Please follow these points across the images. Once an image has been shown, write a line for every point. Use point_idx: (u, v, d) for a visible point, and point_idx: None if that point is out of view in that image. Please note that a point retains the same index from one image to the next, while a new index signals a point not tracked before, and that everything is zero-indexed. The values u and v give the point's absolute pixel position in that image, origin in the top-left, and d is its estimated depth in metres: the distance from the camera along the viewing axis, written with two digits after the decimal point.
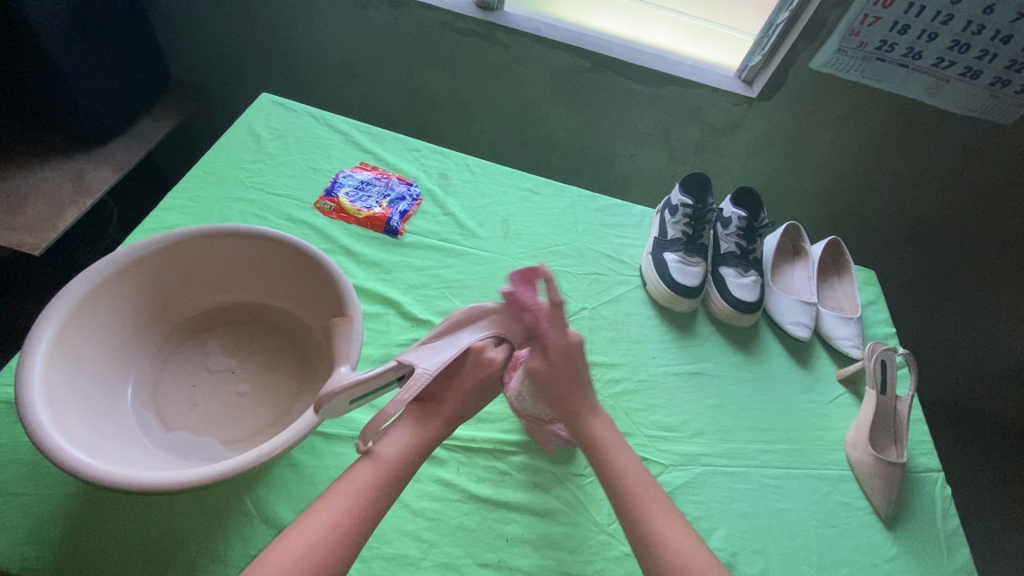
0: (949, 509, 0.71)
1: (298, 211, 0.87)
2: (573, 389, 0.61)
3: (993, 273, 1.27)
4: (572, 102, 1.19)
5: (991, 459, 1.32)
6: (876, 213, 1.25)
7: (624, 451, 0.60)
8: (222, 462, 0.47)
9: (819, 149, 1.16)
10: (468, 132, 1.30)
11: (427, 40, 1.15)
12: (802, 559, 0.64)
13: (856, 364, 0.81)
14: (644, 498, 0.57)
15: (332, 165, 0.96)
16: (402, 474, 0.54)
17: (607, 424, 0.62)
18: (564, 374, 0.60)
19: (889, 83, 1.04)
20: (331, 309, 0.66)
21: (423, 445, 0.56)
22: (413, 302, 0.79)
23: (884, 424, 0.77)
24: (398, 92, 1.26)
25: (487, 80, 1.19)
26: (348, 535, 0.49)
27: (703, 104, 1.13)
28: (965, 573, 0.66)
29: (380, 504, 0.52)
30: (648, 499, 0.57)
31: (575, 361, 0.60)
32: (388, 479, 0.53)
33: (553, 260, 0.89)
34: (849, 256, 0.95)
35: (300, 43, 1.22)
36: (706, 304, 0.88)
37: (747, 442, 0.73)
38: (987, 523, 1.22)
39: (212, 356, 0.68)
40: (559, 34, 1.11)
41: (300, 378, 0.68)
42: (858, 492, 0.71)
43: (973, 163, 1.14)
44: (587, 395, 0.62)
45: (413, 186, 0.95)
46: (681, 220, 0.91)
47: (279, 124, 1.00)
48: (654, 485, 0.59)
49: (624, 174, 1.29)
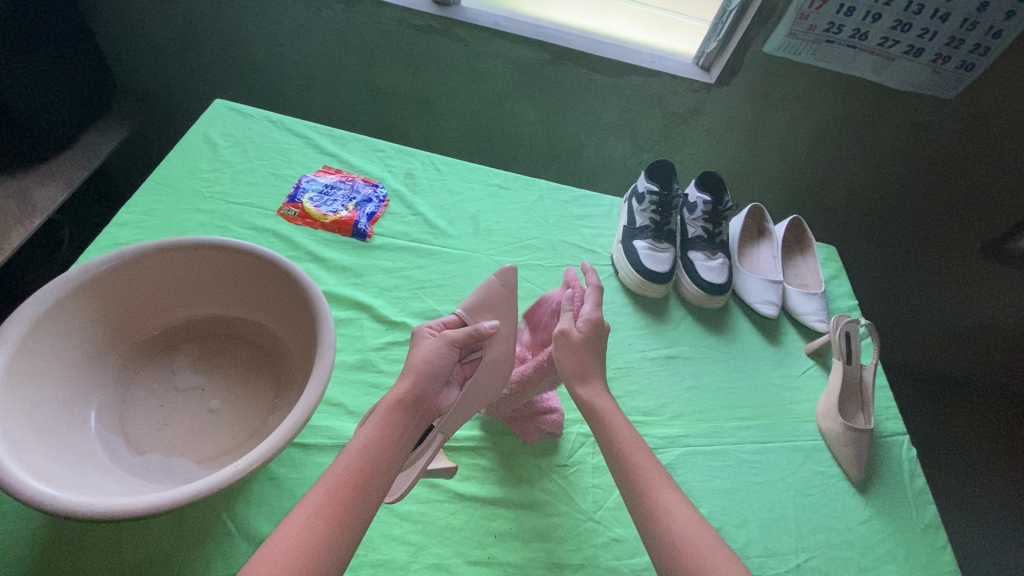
0: (915, 470, 0.74)
1: (261, 219, 0.85)
2: (585, 360, 0.62)
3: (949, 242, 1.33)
4: (535, 95, 1.19)
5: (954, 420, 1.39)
6: (833, 191, 1.29)
7: (626, 431, 0.59)
8: (202, 480, 0.46)
9: (778, 131, 1.19)
10: (433, 130, 1.28)
11: (385, 38, 1.14)
12: (782, 529, 0.66)
13: (823, 337, 0.84)
14: (645, 478, 0.55)
15: (294, 170, 0.93)
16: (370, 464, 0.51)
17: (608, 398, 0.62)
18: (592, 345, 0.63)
19: (838, 64, 1.07)
20: (306, 323, 0.64)
21: (384, 429, 0.54)
22: (387, 305, 0.78)
23: (852, 394, 0.80)
24: (359, 94, 1.24)
25: (448, 76, 1.18)
26: (332, 533, 0.47)
27: (663, 92, 1.14)
28: (933, 529, 0.69)
29: (358, 504, 0.49)
30: (652, 480, 0.55)
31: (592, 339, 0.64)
32: (365, 469, 0.51)
33: (524, 254, 0.89)
34: (810, 233, 0.98)
35: (253, 46, 1.19)
36: (678, 288, 0.89)
37: (724, 420, 0.75)
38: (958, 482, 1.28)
39: (179, 374, 0.66)
40: (517, 27, 1.11)
41: (274, 391, 0.66)
42: (831, 460, 0.73)
43: (921, 138, 1.18)
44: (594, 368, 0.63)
45: (378, 187, 0.93)
46: (648, 207, 0.92)
47: (236, 131, 0.97)
48: (655, 464, 0.57)
49: (591, 165, 1.30)
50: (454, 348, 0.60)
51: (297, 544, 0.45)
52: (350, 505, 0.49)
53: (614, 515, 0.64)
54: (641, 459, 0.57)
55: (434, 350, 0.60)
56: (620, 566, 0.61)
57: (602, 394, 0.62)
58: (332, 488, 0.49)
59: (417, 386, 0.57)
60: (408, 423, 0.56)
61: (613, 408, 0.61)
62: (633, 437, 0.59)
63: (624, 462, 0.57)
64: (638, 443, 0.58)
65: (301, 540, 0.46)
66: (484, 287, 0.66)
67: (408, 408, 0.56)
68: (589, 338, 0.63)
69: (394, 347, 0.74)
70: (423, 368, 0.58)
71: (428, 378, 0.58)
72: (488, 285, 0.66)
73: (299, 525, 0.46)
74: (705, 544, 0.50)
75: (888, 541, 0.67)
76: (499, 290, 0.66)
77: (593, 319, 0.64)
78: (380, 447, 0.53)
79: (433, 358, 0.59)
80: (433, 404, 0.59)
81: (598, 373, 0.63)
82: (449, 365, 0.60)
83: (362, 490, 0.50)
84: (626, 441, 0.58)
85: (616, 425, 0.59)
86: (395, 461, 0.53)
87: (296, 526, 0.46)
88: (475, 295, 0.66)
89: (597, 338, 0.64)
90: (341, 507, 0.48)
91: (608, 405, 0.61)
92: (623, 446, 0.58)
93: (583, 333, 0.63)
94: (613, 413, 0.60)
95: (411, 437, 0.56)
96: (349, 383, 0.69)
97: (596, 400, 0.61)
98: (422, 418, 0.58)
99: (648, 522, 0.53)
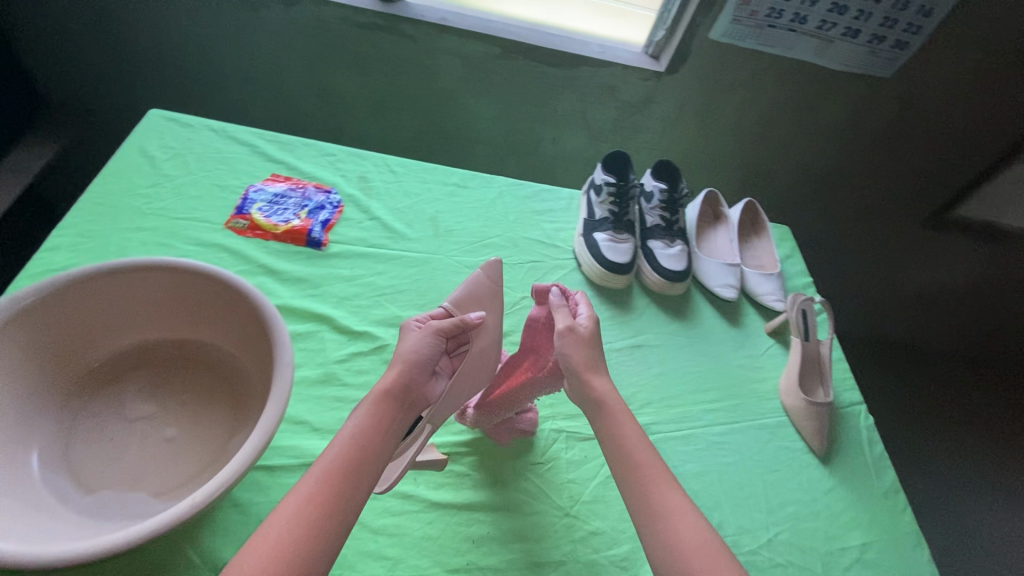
0: (874, 438, 0.77)
1: (208, 234, 0.81)
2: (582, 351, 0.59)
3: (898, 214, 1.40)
4: (487, 89, 1.17)
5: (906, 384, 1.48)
6: (785, 171, 1.33)
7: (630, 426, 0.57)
8: (180, 504, 0.44)
9: (728, 117, 1.21)
10: (386, 130, 1.26)
11: (329, 38, 1.10)
12: (753, 506, 0.68)
13: (781, 316, 0.87)
14: (647, 480, 0.53)
15: (240, 180, 0.90)
16: (358, 454, 0.50)
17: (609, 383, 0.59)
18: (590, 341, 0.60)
19: (781, 48, 1.09)
20: (262, 342, 0.61)
21: (373, 419, 0.52)
22: (347, 315, 0.76)
23: (811, 368, 0.83)
24: (306, 95, 1.20)
25: (398, 74, 1.15)
26: (320, 527, 0.45)
27: (615, 82, 1.15)
28: (893, 492, 0.72)
29: (344, 503, 0.47)
30: (653, 478, 0.53)
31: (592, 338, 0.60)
32: (355, 458, 0.49)
33: (487, 253, 0.89)
34: (764, 214, 1.00)
35: (188, 50, 1.13)
36: (640, 278, 0.90)
37: (692, 404, 0.76)
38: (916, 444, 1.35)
39: (129, 404, 0.63)
40: (464, 22, 1.09)
41: (232, 414, 0.63)
42: (795, 435, 0.76)
43: (863, 116, 1.23)
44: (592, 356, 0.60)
45: (331, 194, 0.91)
46: (607, 198, 0.92)
47: (174, 142, 0.92)
48: (661, 465, 0.55)
49: (549, 158, 1.30)
50: (440, 338, 0.59)
51: (281, 541, 0.43)
52: (339, 499, 0.47)
53: (590, 508, 0.65)
54: (646, 460, 0.55)
55: (421, 341, 0.58)
56: (599, 559, 0.61)
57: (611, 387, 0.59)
58: (319, 481, 0.47)
59: (404, 375, 0.55)
60: (396, 412, 0.54)
61: (623, 406, 0.58)
62: (642, 438, 0.56)
63: (628, 463, 0.54)
64: (645, 444, 0.56)
65: (284, 536, 0.43)
66: (470, 281, 0.64)
67: (396, 397, 0.54)
68: (593, 333, 0.61)
69: (358, 358, 0.72)
70: (410, 357, 0.57)
71: (415, 367, 0.56)
72: (473, 281, 0.64)
73: (283, 521, 0.44)
74: (706, 552, 0.48)
75: (853, 509, 0.70)
76: (486, 285, 0.64)
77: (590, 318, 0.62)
78: (370, 436, 0.51)
79: (418, 349, 0.58)
80: (421, 395, 0.57)
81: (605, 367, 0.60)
82: (436, 356, 0.59)
83: (352, 481, 0.48)
84: (634, 443, 0.55)
85: (623, 426, 0.56)
86: (385, 451, 0.52)
87: (281, 521, 0.44)
88: (462, 290, 0.64)
89: (595, 333, 0.61)
90: (329, 500, 0.46)
91: (617, 402, 0.58)
92: (626, 441, 0.56)
93: (584, 328, 0.60)
94: (622, 410, 0.57)
95: (401, 426, 0.54)
96: (312, 399, 0.67)
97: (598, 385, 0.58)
98: (411, 408, 0.56)
99: (649, 526, 0.51)
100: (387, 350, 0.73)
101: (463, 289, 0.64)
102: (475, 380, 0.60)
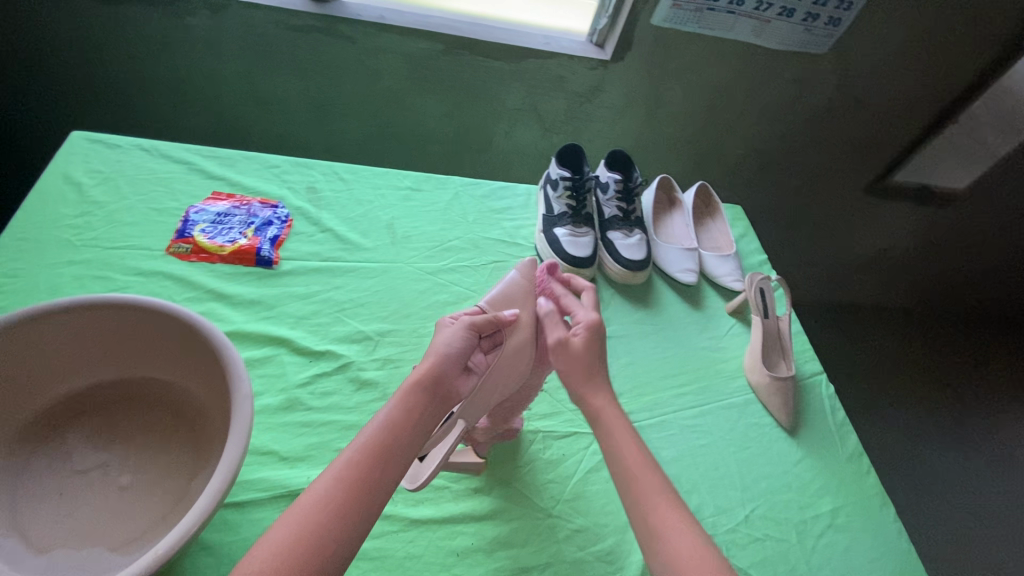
0: (835, 405, 0.81)
1: (148, 262, 0.77)
2: (589, 366, 0.59)
3: (845, 183, 1.45)
4: (435, 87, 1.14)
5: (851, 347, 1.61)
6: (735, 151, 1.35)
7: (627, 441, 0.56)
8: (196, 507, 0.44)
9: (675, 102, 1.22)
10: (332, 133, 1.21)
11: (263, 43, 1.05)
12: (728, 485, 0.70)
13: (740, 296, 0.89)
14: (643, 492, 0.52)
15: (178, 201, 0.85)
16: (384, 449, 0.49)
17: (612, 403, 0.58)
18: (592, 352, 0.60)
19: (721, 30, 1.10)
20: (215, 373, 0.58)
21: (406, 408, 0.52)
22: (306, 335, 0.73)
23: (772, 344, 0.85)
24: (242, 103, 1.14)
25: (340, 76, 1.11)
26: (346, 515, 0.44)
27: (563, 72, 1.14)
28: (857, 456, 0.75)
29: (360, 508, 0.45)
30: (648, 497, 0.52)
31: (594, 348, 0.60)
32: (382, 451, 0.49)
33: (447, 257, 0.87)
34: (716, 196, 1.02)
35: (110, 62, 1.06)
36: (603, 269, 0.91)
37: (663, 390, 0.77)
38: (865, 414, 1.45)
39: (76, 453, 0.59)
40: (404, 19, 1.05)
41: (190, 452, 0.60)
42: (762, 411, 0.78)
43: (804, 92, 1.25)
44: (598, 369, 0.60)
45: (279, 208, 0.87)
46: (563, 193, 0.91)
47: (103, 165, 0.86)
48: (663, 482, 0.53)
49: (503, 153, 1.28)
50: (473, 332, 0.59)
51: (299, 527, 0.42)
52: (363, 490, 0.46)
53: (571, 506, 0.65)
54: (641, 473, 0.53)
55: (454, 336, 0.58)
56: (585, 556, 0.61)
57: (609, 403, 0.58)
58: (345, 471, 0.47)
59: (438, 367, 0.55)
60: (428, 405, 0.54)
61: (620, 417, 0.57)
62: (642, 448, 0.55)
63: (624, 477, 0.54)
64: (644, 456, 0.55)
65: (305, 520, 0.43)
66: (506, 281, 0.63)
67: (429, 388, 0.54)
68: (589, 343, 0.59)
69: (322, 380, 0.69)
70: (444, 352, 0.57)
71: (447, 360, 0.56)
72: (509, 280, 0.63)
73: (305, 507, 0.44)
74: (703, 565, 0.46)
75: (822, 477, 0.72)
76: (521, 283, 0.64)
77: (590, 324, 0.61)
78: (403, 426, 0.51)
79: (450, 343, 0.57)
80: (453, 388, 0.57)
81: (604, 379, 0.60)
82: (469, 350, 0.59)
83: (380, 469, 0.48)
84: (631, 455, 0.55)
85: (618, 439, 0.56)
86: (414, 443, 0.51)
87: (303, 506, 0.44)
88: (498, 291, 0.62)
89: (597, 343, 0.60)
90: (355, 488, 0.46)
91: (612, 414, 0.57)
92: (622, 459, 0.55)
93: (580, 339, 0.60)
94: (618, 422, 0.57)
95: (432, 416, 0.54)
96: (277, 427, 0.64)
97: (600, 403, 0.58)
98: (443, 401, 0.55)
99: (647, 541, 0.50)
100: (352, 368, 0.71)
101: (497, 288, 0.63)
102: (510, 374, 0.60)
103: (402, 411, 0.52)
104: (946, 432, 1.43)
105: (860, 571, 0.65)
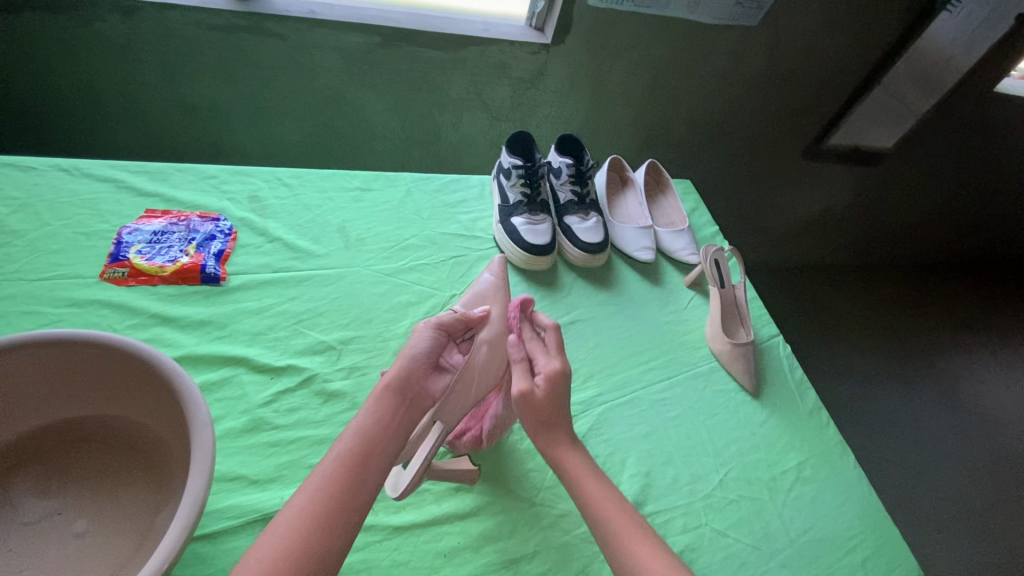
0: (793, 364, 0.85)
1: (81, 291, 0.71)
2: (555, 416, 0.57)
3: (785, 149, 1.50)
4: (374, 81, 1.11)
5: (793, 301, 1.74)
6: (681, 127, 1.37)
7: (594, 478, 0.55)
8: (172, 528, 0.41)
9: (619, 81, 1.22)
10: (272, 136, 1.16)
11: (185, 46, 0.98)
12: (701, 453, 0.72)
13: (697, 268, 0.91)
14: (616, 530, 0.51)
15: (108, 222, 0.79)
16: (358, 467, 0.47)
17: (584, 454, 0.58)
18: (556, 399, 0.57)
19: (657, 8, 1.10)
20: (163, 399, 0.55)
21: (376, 420, 0.51)
22: (265, 351, 0.70)
23: (731, 312, 0.89)
24: (169, 111, 1.08)
25: (275, 77, 1.06)
26: (327, 532, 0.43)
27: (505, 59, 1.12)
28: (817, 410, 0.79)
29: (342, 526, 0.44)
30: (622, 528, 0.51)
31: (560, 401, 0.58)
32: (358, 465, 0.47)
33: (406, 256, 0.85)
34: (666, 173, 1.04)
35: (19, 75, 0.98)
36: (563, 254, 0.91)
37: (631, 369, 0.79)
38: (819, 370, 1.54)
39: (21, 506, 0.55)
40: (337, 13, 1.01)
41: (152, 485, 0.57)
42: (726, 377, 0.81)
43: (740, 65, 1.27)
44: (568, 427, 0.58)
45: (221, 220, 0.83)
46: (517, 181, 0.91)
47: (19, 190, 0.79)
48: (632, 513, 0.53)
49: (452, 144, 1.27)
50: (441, 332, 0.60)
51: (278, 550, 0.41)
52: (342, 509, 0.44)
53: (553, 493, 0.66)
54: (613, 513, 0.53)
55: (423, 337, 0.59)
56: (571, 539, 0.62)
57: (574, 451, 0.57)
58: (321, 489, 0.45)
59: (404, 370, 0.55)
60: (399, 405, 0.53)
61: (583, 461, 0.57)
62: (610, 490, 0.55)
63: (595, 519, 0.53)
64: (611, 494, 0.54)
65: (284, 541, 0.41)
66: (481, 283, 0.70)
67: (398, 389, 0.54)
68: (552, 395, 0.57)
69: (286, 396, 0.67)
70: (413, 353, 0.57)
71: (416, 361, 0.56)
72: (481, 283, 0.70)
73: (283, 526, 0.42)
74: None
75: (785, 434, 0.76)
76: (493, 283, 0.70)
77: (554, 372, 0.58)
78: (376, 436, 0.50)
79: (419, 344, 0.58)
80: (424, 390, 0.56)
81: (565, 427, 0.58)
82: (439, 351, 0.59)
83: (360, 478, 0.47)
84: (599, 497, 0.54)
85: (583, 481, 0.55)
86: (391, 452, 0.50)
87: (281, 527, 0.42)
88: (472, 296, 0.69)
89: (561, 394, 0.58)
90: (335, 502, 0.44)
91: (575, 462, 0.57)
92: (588, 494, 0.54)
93: (543, 391, 0.57)
94: (581, 468, 0.56)
95: (405, 418, 0.53)
96: (242, 450, 0.62)
97: (566, 457, 0.57)
98: (413, 403, 0.54)
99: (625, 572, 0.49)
100: (316, 382, 0.69)
101: (479, 290, 0.69)
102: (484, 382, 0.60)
103: (375, 419, 0.51)
104: (894, 378, 1.53)
105: (828, 518, 0.68)
